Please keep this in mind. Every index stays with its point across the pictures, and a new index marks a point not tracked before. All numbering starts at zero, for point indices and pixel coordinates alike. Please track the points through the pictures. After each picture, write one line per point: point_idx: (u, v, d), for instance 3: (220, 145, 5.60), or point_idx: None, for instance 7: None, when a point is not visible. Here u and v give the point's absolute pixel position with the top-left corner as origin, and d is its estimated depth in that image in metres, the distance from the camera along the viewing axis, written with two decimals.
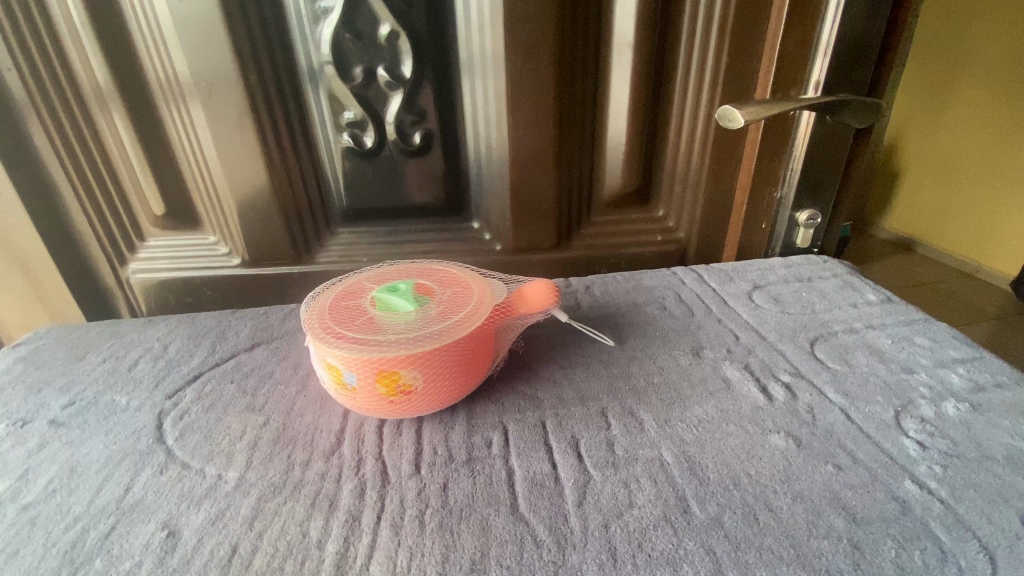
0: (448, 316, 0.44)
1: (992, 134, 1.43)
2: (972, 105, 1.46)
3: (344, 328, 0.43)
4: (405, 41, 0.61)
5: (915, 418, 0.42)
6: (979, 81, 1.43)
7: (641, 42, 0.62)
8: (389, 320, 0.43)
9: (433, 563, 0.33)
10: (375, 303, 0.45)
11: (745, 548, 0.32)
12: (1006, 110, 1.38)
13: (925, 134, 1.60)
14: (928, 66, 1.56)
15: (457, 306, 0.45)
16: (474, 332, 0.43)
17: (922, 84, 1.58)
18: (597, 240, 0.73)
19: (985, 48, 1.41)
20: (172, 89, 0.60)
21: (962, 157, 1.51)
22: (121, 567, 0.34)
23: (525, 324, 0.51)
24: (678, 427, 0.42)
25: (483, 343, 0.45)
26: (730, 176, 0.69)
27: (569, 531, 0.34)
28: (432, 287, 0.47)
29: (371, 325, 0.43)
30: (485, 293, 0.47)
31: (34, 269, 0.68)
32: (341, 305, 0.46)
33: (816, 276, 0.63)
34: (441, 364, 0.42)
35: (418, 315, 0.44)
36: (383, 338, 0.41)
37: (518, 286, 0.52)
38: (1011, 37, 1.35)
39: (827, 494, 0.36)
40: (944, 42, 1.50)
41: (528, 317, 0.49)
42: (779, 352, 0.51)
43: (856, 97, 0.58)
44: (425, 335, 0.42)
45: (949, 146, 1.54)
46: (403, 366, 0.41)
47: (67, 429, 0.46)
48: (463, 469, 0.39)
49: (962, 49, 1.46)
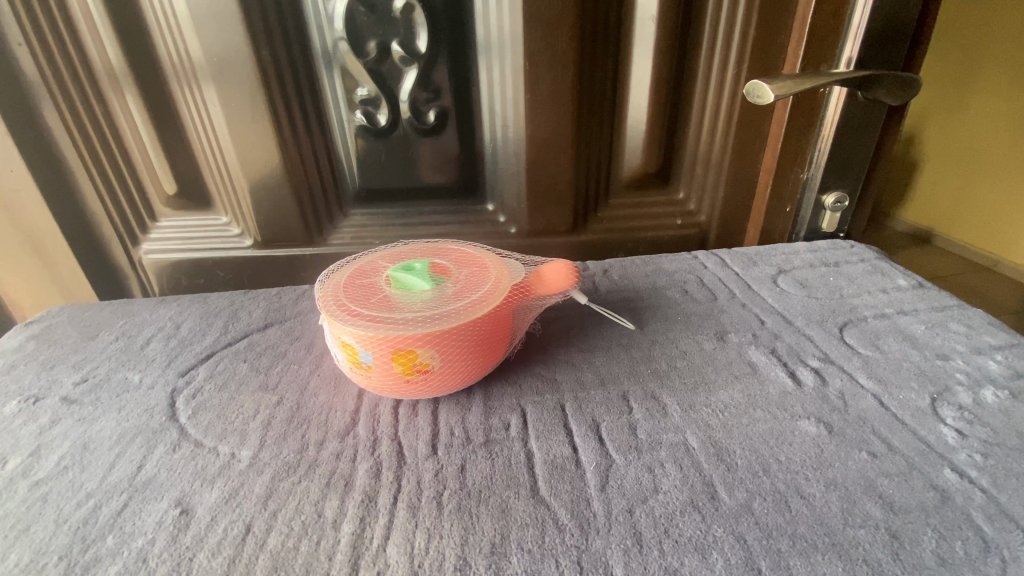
0: (464, 295, 0.42)
1: (999, 125, 1.41)
2: (975, 93, 1.45)
3: (359, 306, 0.41)
4: (420, 14, 0.59)
5: (952, 405, 0.41)
6: (988, 73, 1.41)
7: (666, 16, 0.60)
8: (404, 298, 0.42)
9: (452, 546, 0.32)
10: (390, 282, 0.44)
11: (778, 536, 0.31)
12: (1010, 99, 1.37)
13: (945, 125, 1.55)
14: (943, 55, 1.51)
15: (473, 286, 0.44)
16: (490, 313, 0.42)
17: (936, 73, 1.54)
18: (615, 222, 0.71)
19: (991, 38, 1.39)
20: (182, 65, 0.59)
21: (966, 145, 1.50)
22: (134, 544, 0.33)
23: (543, 306, 0.50)
24: (703, 412, 0.41)
25: (501, 324, 0.43)
26: (754, 157, 0.67)
27: (592, 515, 0.33)
28: (448, 267, 0.46)
29: (387, 303, 0.41)
30: (502, 272, 0.46)
31: (46, 248, 0.67)
32: (355, 283, 0.45)
33: (843, 261, 0.61)
34: (458, 343, 0.41)
35: (434, 294, 0.42)
36: (398, 316, 0.40)
37: (536, 267, 0.50)
38: (1010, 26, 1.34)
39: (863, 482, 0.35)
40: (947, 31, 1.49)
41: (547, 298, 0.48)
42: (807, 337, 0.49)
43: (890, 72, 0.56)
44: (440, 314, 0.40)
45: (953, 134, 1.53)
46: (419, 345, 0.40)
47: (79, 407, 0.45)
48: (482, 451, 0.38)
49: (965, 39, 1.44)
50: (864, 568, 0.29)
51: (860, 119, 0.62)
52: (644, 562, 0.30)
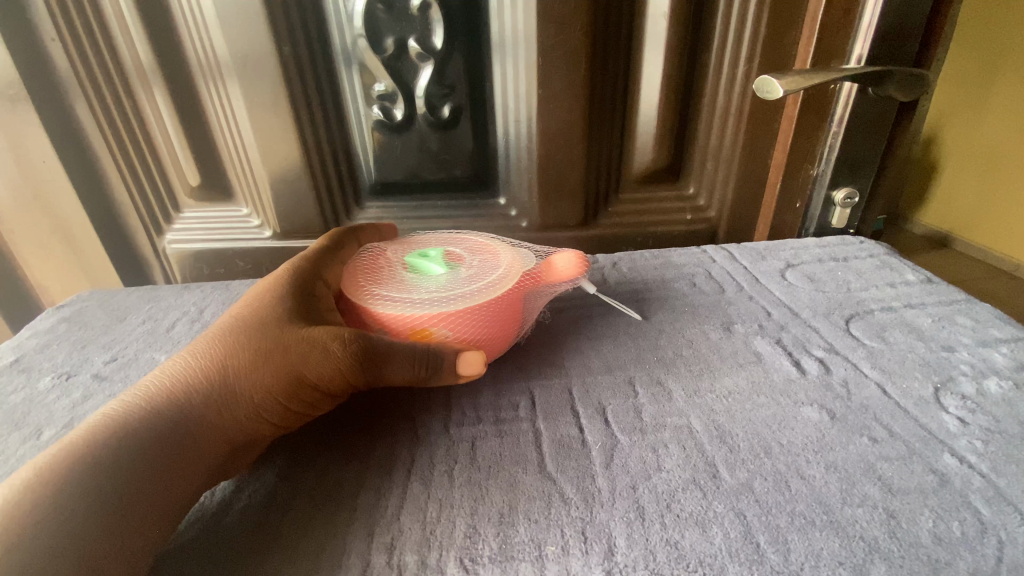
0: (477, 280, 0.44)
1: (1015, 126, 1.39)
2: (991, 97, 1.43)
3: (379, 289, 0.44)
4: (437, 12, 0.60)
5: (955, 394, 0.41)
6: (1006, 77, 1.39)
7: (677, 12, 0.61)
8: (420, 283, 0.44)
9: (462, 515, 0.33)
10: (409, 269, 0.46)
11: (776, 513, 0.32)
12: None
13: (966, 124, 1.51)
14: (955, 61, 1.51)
15: (486, 271, 0.45)
16: (503, 296, 0.43)
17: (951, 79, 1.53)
18: (625, 217, 0.72)
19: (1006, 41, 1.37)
20: (209, 62, 0.61)
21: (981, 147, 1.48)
22: None
23: (553, 296, 0.51)
24: (708, 397, 0.42)
25: (514, 308, 0.44)
26: (764, 154, 0.68)
27: (596, 490, 0.34)
28: (463, 255, 0.48)
29: (404, 287, 0.43)
30: (514, 259, 0.47)
31: (76, 237, 0.70)
32: (377, 271, 0.47)
33: (852, 256, 0.61)
34: (471, 324, 0.42)
35: (449, 279, 0.44)
36: (414, 298, 0.42)
37: (547, 257, 0.52)
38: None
39: (863, 465, 0.35)
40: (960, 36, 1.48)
41: (556, 287, 0.49)
42: (813, 328, 0.50)
43: (900, 69, 0.56)
44: (453, 296, 0.42)
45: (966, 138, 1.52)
46: (435, 325, 0.41)
47: (109, 383, 0.47)
48: (491, 430, 0.40)
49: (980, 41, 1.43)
50: (861, 544, 0.30)
51: (870, 116, 0.62)
52: (646, 534, 0.31)
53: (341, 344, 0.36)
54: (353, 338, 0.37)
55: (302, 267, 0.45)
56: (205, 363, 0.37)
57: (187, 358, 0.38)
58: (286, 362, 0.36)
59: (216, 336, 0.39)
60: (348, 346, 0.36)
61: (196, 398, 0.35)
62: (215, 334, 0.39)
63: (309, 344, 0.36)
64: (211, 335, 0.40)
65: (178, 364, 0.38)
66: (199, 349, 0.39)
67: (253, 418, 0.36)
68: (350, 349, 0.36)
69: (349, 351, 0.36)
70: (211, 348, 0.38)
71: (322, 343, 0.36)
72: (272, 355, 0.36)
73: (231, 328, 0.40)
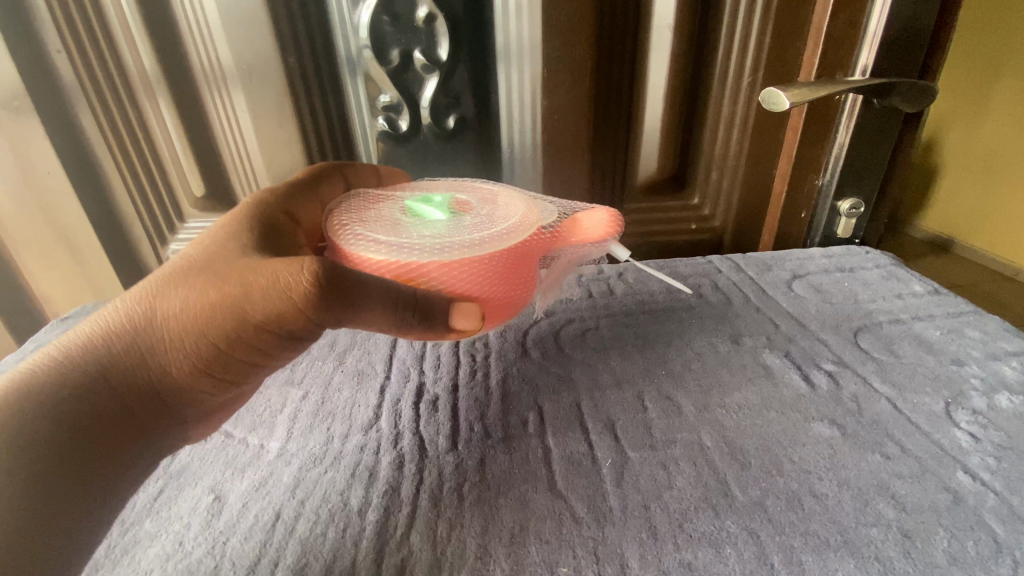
0: (484, 227, 0.39)
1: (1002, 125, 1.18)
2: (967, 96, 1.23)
3: (370, 230, 0.39)
4: (442, 23, 0.61)
5: (967, 409, 0.41)
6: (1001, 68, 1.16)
7: (681, 23, 0.61)
8: (418, 226, 0.39)
9: (473, 535, 0.33)
10: (406, 211, 0.41)
11: (790, 533, 0.32)
12: None
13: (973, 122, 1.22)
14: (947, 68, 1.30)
15: (496, 220, 0.40)
16: (506, 253, 0.38)
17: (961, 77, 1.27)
18: (629, 227, 0.72)
19: None
20: (214, 72, 0.61)
21: None
22: (171, 528, 0.35)
23: (572, 260, 0.45)
24: (718, 412, 0.41)
25: (520, 269, 0.39)
26: (770, 164, 0.67)
27: (608, 509, 0.34)
28: (471, 202, 0.43)
29: (399, 229, 0.39)
30: (525, 214, 0.41)
31: (79, 248, 0.70)
32: (370, 210, 0.42)
33: (858, 266, 0.61)
34: (471, 277, 0.37)
35: (451, 225, 0.39)
36: (409, 241, 0.37)
37: (571, 211, 0.46)
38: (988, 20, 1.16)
39: (876, 483, 0.35)
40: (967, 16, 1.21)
41: (578, 248, 0.44)
42: (822, 341, 0.49)
43: (905, 81, 0.57)
44: (448, 247, 0.37)
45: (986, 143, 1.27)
46: (424, 275, 0.37)
47: None
48: (500, 447, 0.39)
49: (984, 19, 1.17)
50: (876, 566, 0.30)
51: (875, 126, 0.62)
52: (660, 555, 0.31)
53: (299, 272, 0.34)
54: (314, 267, 0.34)
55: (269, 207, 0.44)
56: (162, 294, 0.37)
57: (146, 284, 0.38)
58: (236, 300, 0.35)
59: (173, 268, 0.39)
60: (307, 275, 0.34)
61: (152, 334, 0.36)
62: (174, 267, 0.38)
63: (263, 277, 0.35)
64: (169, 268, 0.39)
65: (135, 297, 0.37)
66: (156, 280, 0.38)
67: (203, 360, 0.37)
68: (306, 279, 0.34)
69: (306, 281, 0.34)
70: (167, 279, 0.38)
71: (277, 275, 0.34)
72: (225, 291, 0.35)
73: (193, 256, 0.38)
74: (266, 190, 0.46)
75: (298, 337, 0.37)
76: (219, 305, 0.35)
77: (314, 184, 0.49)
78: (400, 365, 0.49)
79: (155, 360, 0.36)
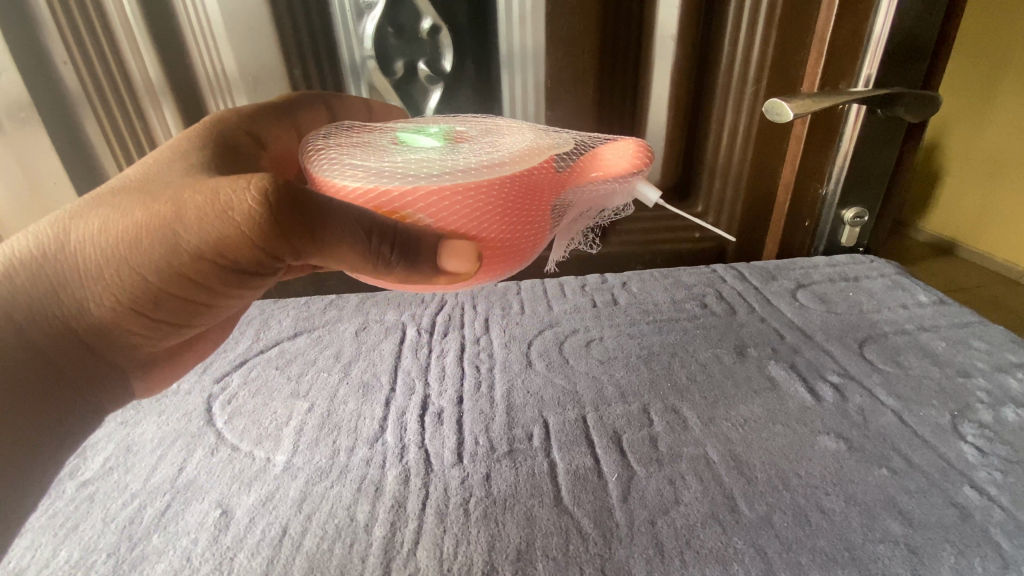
0: (480, 155, 0.35)
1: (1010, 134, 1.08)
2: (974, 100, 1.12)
3: (355, 156, 0.36)
4: (446, 35, 0.61)
5: (973, 422, 0.41)
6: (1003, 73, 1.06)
7: (684, 34, 0.61)
8: (405, 152, 0.36)
9: (479, 551, 0.33)
10: (397, 141, 0.38)
11: (797, 549, 0.32)
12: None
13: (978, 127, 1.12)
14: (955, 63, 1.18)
15: (495, 149, 0.36)
16: (505, 183, 0.34)
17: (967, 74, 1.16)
18: (633, 237, 0.71)
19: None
20: (219, 81, 0.61)
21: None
22: (179, 544, 0.35)
23: (592, 202, 0.41)
24: (724, 426, 0.41)
25: (524, 205, 0.35)
26: (772, 173, 0.68)
27: (615, 525, 0.34)
28: (470, 136, 0.39)
29: (383, 154, 0.36)
30: (534, 144, 0.37)
31: None
32: (360, 139, 0.39)
33: (863, 275, 0.61)
34: (459, 208, 0.34)
35: (442, 153, 0.36)
36: (391, 167, 0.34)
37: (591, 144, 0.41)
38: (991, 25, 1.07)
39: (883, 498, 0.35)
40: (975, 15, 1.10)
41: (594, 184, 0.39)
42: (827, 352, 0.49)
43: (909, 91, 0.57)
44: (438, 175, 0.34)
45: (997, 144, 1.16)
46: (410, 206, 0.34)
47: (121, 410, 0.47)
48: (506, 460, 0.39)
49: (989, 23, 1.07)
50: None
51: (879, 135, 0.62)
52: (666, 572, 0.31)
53: (245, 190, 0.32)
54: (262, 183, 0.32)
55: (223, 132, 0.43)
56: (94, 209, 0.35)
57: (86, 199, 0.37)
58: (170, 219, 0.34)
59: (112, 185, 0.38)
60: (252, 193, 0.32)
61: (78, 251, 0.35)
62: (117, 186, 0.37)
63: (205, 194, 0.33)
64: (110, 186, 0.38)
65: (72, 211, 0.36)
66: (91, 197, 0.37)
67: (137, 285, 0.36)
68: (251, 197, 0.32)
69: (250, 199, 0.32)
70: (103, 195, 0.37)
71: (219, 191, 0.33)
72: (159, 207, 0.34)
73: (139, 176, 0.38)
74: (223, 115, 0.46)
75: (233, 268, 0.36)
76: (149, 224, 0.34)
77: (283, 118, 0.48)
78: (405, 376, 0.49)
79: (80, 282, 0.35)
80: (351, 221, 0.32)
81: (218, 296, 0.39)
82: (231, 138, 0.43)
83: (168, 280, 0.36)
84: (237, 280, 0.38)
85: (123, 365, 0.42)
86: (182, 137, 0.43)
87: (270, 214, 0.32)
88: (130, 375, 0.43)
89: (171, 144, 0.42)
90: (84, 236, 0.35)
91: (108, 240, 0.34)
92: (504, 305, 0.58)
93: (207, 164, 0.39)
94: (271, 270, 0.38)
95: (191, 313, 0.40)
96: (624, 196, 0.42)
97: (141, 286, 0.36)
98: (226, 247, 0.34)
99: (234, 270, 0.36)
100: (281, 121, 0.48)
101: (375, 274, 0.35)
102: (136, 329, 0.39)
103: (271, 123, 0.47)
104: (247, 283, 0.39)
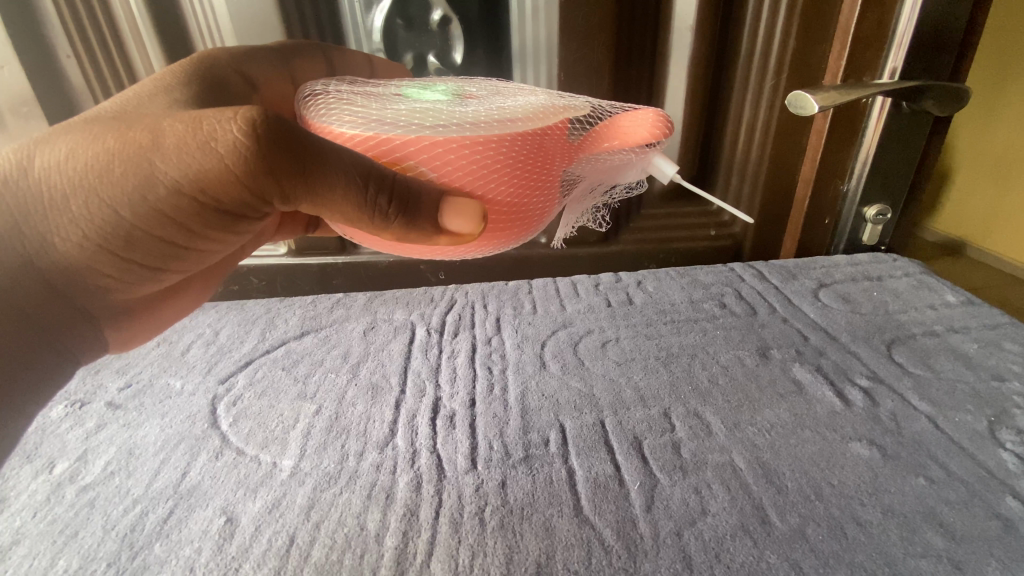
0: (491, 109, 0.33)
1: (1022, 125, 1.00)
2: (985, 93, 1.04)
3: (358, 105, 0.34)
4: (456, 27, 0.59)
5: (1011, 429, 0.39)
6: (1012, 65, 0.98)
7: (702, 25, 0.59)
8: (409, 103, 0.34)
9: (497, 564, 0.31)
10: (403, 94, 0.36)
11: (835, 565, 0.30)
12: None
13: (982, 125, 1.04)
14: None
15: (508, 105, 0.34)
16: (516, 139, 0.32)
17: None
18: (647, 233, 0.70)
19: None
20: None
21: None
22: (182, 553, 0.33)
23: (607, 171, 0.38)
24: (749, 431, 0.39)
25: (536, 164, 0.33)
26: (792, 169, 0.66)
27: (639, 537, 0.32)
28: (480, 93, 0.38)
29: (387, 103, 0.34)
30: (549, 103, 0.35)
31: None
32: (365, 92, 0.37)
33: (886, 275, 0.59)
34: (465, 162, 0.32)
35: (448, 105, 0.34)
36: (394, 115, 0.32)
37: (611, 113, 0.38)
38: None
39: (922, 510, 0.33)
40: None
41: (612, 154, 0.36)
42: (854, 354, 0.47)
43: (937, 83, 0.54)
44: (444, 125, 0.32)
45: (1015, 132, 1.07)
46: (412, 157, 0.32)
47: (123, 412, 0.45)
48: (522, 467, 0.38)
49: None
50: None
51: (903, 131, 0.60)
52: None
53: (230, 123, 0.31)
54: (250, 117, 0.31)
55: (211, 70, 0.42)
56: (67, 136, 0.34)
57: (61, 127, 0.35)
58: (149, 148, 0.32)
59: (89, 116, 0.36)
60: (239, 126, 0.31)
61: (48, 180, 0.33)
62: (94, 117, 0.36)
63: (188, 124, 0.32)
64: (87, 117, 0.36)
65: (43, 138, 0.34)
66: (65, 125, 0.35)
67: (111, 222, 0.34)
68: (237, 130, 0.31)
69: (237, 132, 0.31)
70: (78, 123, 0.35)
71: (203, 122, 0.31)
72: (138, 136, 0.32)
73: (120, 109, 0.37)
74: (215, 54, 0.44)
75: (212, 206, 0.35)
76: (126, 153, 0.32)
77: (278, 63, 0.47)
78: (415, 378, 0.47)
79: (50, 212, 0.33)
80: (345, 164, 0.31)
81: (196, 238, 0.38)
82: (219, 78, 0.42)
83: (144, 217, 0.34)
84: (216, 221, 0.36)
85: (100, 315, 0.41)
86: (167, 71, 0.41)
87: (259, 151, 0.31)
88: (108, 326, 0.42)
89: (155, 78, 0.40)
90: (53, 164, 0.33)
91: (79, 167, 0.33)
92: (515, 305, 0.56)
93: (191, 103, 0.38)
94: (253, 212, 0.36)
95: (170, 258, 0.39)
96: (640, 168, 0.40)
97: (115, 222, 0.34)
98: (206, 180, 0.33)
99: (215, 208, 0.35)
100: (276, 66, 0.46)
101: (368, 226, 0.33)
102: (113, 273, 0.38)
103: (265, 65, 0.46)
104: (227, 226, 0.38)
